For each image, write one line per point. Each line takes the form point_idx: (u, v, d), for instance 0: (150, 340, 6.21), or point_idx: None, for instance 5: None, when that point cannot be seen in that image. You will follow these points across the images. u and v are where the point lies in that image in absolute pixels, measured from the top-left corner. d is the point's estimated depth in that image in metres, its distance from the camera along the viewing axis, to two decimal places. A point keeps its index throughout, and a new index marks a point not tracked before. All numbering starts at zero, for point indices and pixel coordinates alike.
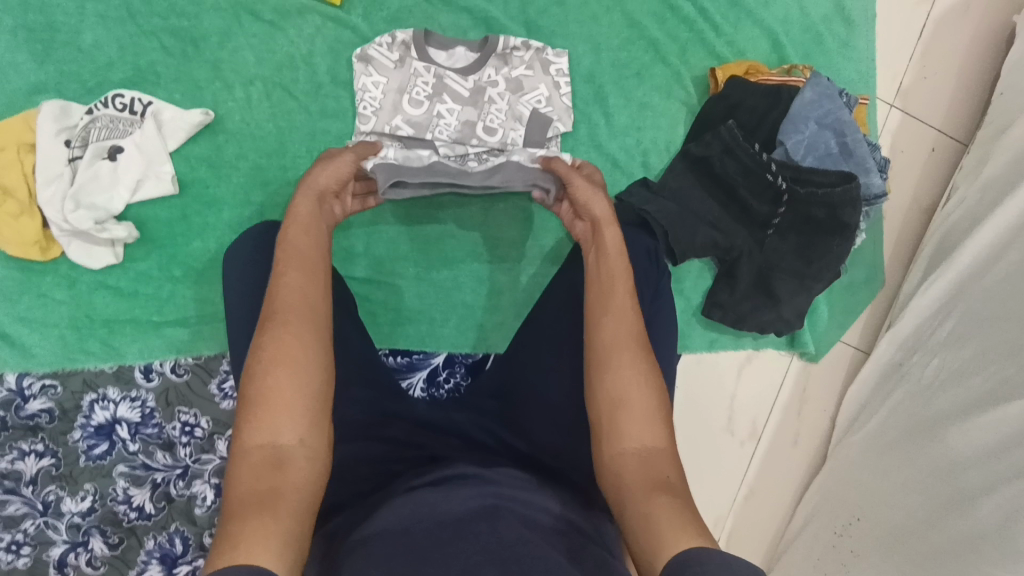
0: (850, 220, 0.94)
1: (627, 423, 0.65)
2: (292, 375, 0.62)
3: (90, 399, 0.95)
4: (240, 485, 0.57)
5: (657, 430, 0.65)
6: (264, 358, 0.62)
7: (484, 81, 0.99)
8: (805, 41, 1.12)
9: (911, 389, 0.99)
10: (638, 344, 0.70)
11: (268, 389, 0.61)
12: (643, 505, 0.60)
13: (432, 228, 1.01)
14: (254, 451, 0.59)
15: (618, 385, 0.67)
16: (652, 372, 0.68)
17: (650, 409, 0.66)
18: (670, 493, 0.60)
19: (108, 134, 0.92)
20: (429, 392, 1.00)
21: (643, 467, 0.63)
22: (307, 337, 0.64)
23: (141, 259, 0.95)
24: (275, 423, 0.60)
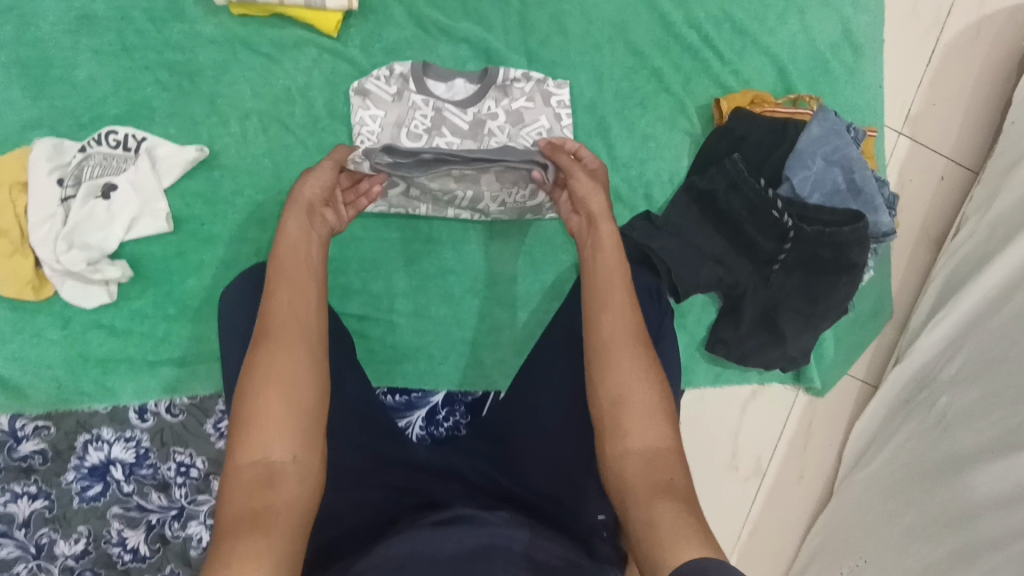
0: (858, 259, 0.92)
1: (629, 421, 0.63)
2: (282, 385, 0.60)
3: (84, 439, 0.93)
4: (232, 504, 0.55)
5: (660, 427, 0.63)
6: (254, 372, 0.60)
7: (484, 114, 0.97)
8: (811, 68, 1.08)
9: (918, 428, 0.97)
10: (635, 337, 0.67)
11: (259, 406, 0.59)
12: (646, 509, 0.57)
13: (432, 264, 1.00)
14: (246, 469, 0.57)
15: (617, 381, 0.65)
16: (652, 366, 0.66)
17: (652, 406, 0.63)
18: (672, 496, 0.58)
19: (101, 171, 0.91)
20: (428, 431, 0.99)
21: (646, 467, 0.60)
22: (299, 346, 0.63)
23: (136, 297, 0.94)
24: (267, 441, 0.58)
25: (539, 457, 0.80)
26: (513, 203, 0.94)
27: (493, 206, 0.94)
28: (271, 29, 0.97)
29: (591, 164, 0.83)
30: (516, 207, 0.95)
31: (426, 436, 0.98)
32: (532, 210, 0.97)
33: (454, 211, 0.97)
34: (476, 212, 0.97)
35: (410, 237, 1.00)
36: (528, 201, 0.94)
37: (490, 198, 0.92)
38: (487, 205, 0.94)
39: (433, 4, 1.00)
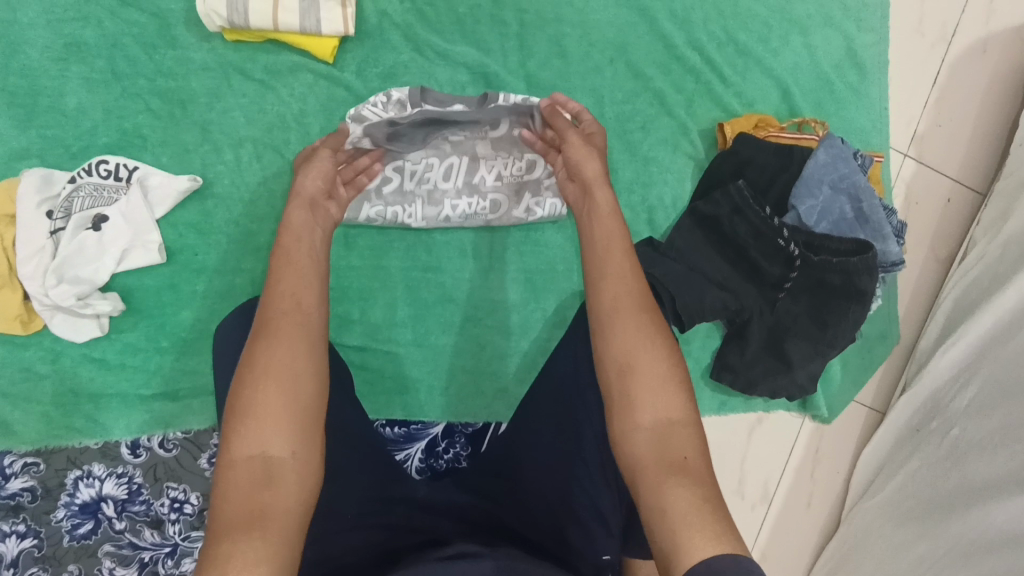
0: (867, 287, 0.90)
1: (640, 394, 0.59)
2: (279, 369, 0.58)
3: (74, 476, 0.91)
4: (228, 502, 0.52)
5: (673, 399, 0.59)
6: (252, 362, 0.58)
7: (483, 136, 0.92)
8: (816, 89, 1.05)
9: (929, 459, 0.94)
10: (642, 307, 0.64)
11: (256, 398, 0.56)
12: (660, 489, 0.54)
13: (431, 292, 0.98)
14: (242, 465, 0.54)
15: (625, 351, 0.62)
16: (663, 336, 0.63)
17: (665, 379, 0.60)
18: (690, 479, 0.54)
19: (91, 203, 0.89)
20: (428, 463, 0.98)
21: (660, 444, 0.57)
22: (297, 333, 0.61)
23: (128, 329, 0.92)
24: (264, 434, 0.55)
25: (543, 492, 0.78)
26: (509, 177, 0.95)
27: (489, 180, 0.95)
28: (265, 55, 0.95)
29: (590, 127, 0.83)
30: (512, 182, 0.95)
31: (425, 468, 0.98)
32: (529, 189, 0.95)
33: (451, 202, 0.95)
34: (472, 196, 0.95)
35: (408, 265, 0.98)
36: (523, 172, 0.94)
37: (486, 168, 0.94)
38: (483, 179, 0.95)
39: (429, 27, 0.98)
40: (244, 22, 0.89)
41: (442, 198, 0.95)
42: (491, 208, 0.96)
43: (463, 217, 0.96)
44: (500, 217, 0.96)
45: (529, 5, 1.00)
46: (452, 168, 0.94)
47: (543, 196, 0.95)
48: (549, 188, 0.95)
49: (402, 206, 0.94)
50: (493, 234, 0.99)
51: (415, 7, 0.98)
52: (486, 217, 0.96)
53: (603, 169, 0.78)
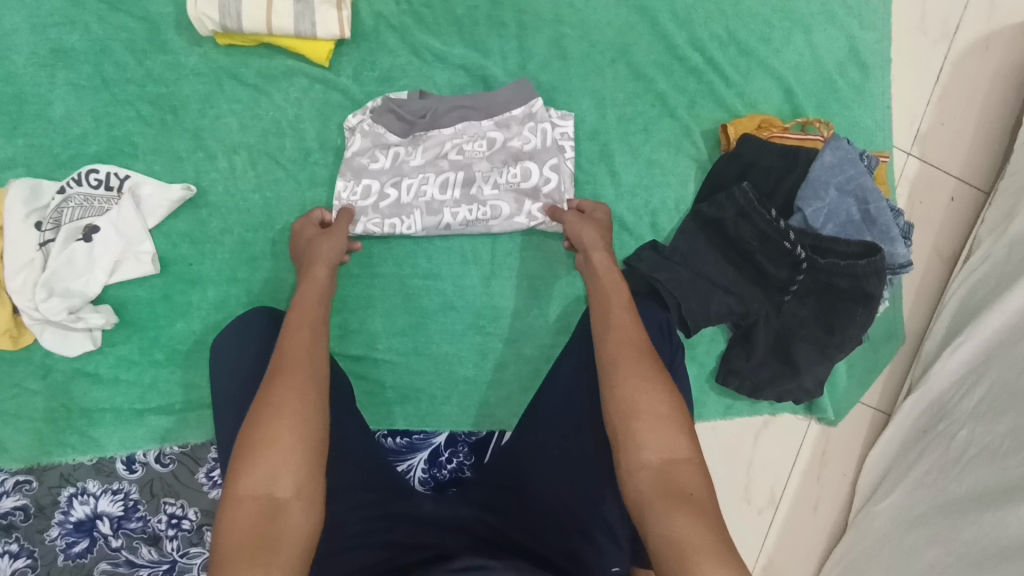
0: (876, 290, 0.88)
1: (642, 432, 0.63)
2: (286, 410, 0.60)
3: (68, 494, 0.89)
4: (232, 538, 0.53)
5: (675, 436, 0.63)
6: (263, 403, 0.60)
7: (479, 147, 0.94)
8: (818, 89, 1.04)
9: (939, 463, 0.93)
10: (642, 354, 0.69)
11: (265, 436, 0.58)
12: (663, 519, 0.57)
13: (431, 299, 0.96)
14: (248, 502, 0.55)
15: (626, 394, 0.65)
16: (663, 378, 0.67)
17: (667, 417, 0.64)
18: (694, 511, 0.57)
19: (82, 214, 0.87)
20: (430, 474, 0.96)
21: (663, 478, 0.60)
22: (302, 377, 0.63)
23: (121, 343, 0.90)
24: (271, 473, 0.56)
25: (549, 503, 0.77)
26: (505, 184, 0.93)
27: (486, 189, 0.93)
28: (258, 59, 0.93)
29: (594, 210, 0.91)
30: (510, 189, 0.93)
31: (429, 479, 0.96)
32: (530, 196, 0.93)
33: (450, 210, 0.93)
34: (472, 204, 0.93)
35: (407, 272, 0.96)
36: (519, 178, 0.93)
37: (483, 176, 0.93)
38: (480, 189, 0.93)
39: (426, 29, 0.96)
40: (237, 25, 0.87)
41: (441, 206, 0.93)
42: (490, 214, 0.93)
43: (463, 224, 0.94)
44: (500, 223, 0.94)
45: (528, 6, 0.98)
46: (449, 183, 0.93)
47: (542, 202, 0.93)
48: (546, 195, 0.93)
49: (399, 218, 0.92)
50: (494, 239, 0.97)
51: (411, 9, 0.96)
52: (487, 223, 0.94)
53: (601, 236, 0.86)
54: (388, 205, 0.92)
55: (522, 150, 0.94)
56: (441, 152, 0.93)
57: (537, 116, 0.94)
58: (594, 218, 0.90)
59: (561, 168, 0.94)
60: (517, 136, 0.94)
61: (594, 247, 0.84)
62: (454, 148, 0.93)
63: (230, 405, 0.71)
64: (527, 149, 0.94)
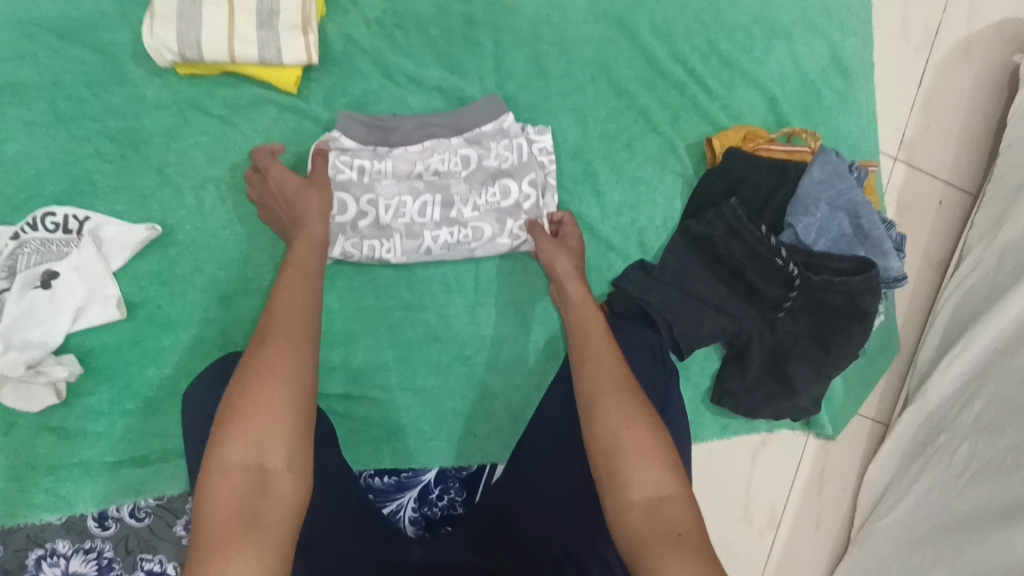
0: (871, 306, 0.87)
1: (628, 470, 0.61)
2: (279, 376, 0.58)
3: (36, 555, 0.84)
4: (219, 512, 0.51)
5: (662, 473, 0.61)
6: (253, 365, 0.58)
7: (451, 165, 0.89)
8: (803, 98, 1.02)
9: (938, 479, 0.92)
10: (622, 387, 0.66)
11: (256, 401, 0.56)
12: (655, 557, 0.54)
13: (415, 331, 0.93)
14: (237, 471, 0.53)
15: (611, 431, 0.63)
16: (644, 412, 0.64)
17: (653, 450, 0.62)
18: (686, 550, 0.54)
19: (39, 259, 0.82)
20: (421, 513, 0.92)
21: (652, 517, 0.58)
22: (292, 342, 0.61)
23: (88, 393, 0.85)
24: (261, 443, 0.55)
25: (541, 530, 0.74)
26: (487, 205, 0.90)
27: (466, 211, 0.89)
28: (224, 89, 0.88)
29: (570, 236, 0.89)
30: (491, 210, 0.90)
31: (419, 519, 0.92)
32: (511, 215, 0.90)
33: (431, 232, 0.89)
34: (453, 227, 0.89)
35: (388, 305, 0.92)
36: (500, 198, 0.90)
37: (463, 200, 0.89)
38: (460, 211, 0.89)
39: (399, 51, 0.93)
40: (199, 55, 0.83)
41: (421, 229, 0.89)
42: (473, 236, 0.90)
43: (445, 248, 0.90)
44: (483, 245, 0.90)
45: (504, 24, 0.95)
46: (426, 204, 0.89)
47: (524, 219, 0.90)
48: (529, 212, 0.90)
49: (380, 240, 0.88)
50: (478, 265, 0.94)
51: (383, 30, 0.92)
52: (469, 247, 0.90)
53: (575, 264, 0.84)
54: (366, 225, 0.88)
55: (501, 167, 0.90)
56: (413, 171, 0.89)
57: (510, 133, 0.90)
58: (566, 243, 0.88)
59: (543, 185, 0.92)
60: (493, 152, 0.90)
61: (568, 278, 0.82)
62: (427, 168, 0.89)
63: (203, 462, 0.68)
64: (505, 167, 0.90)
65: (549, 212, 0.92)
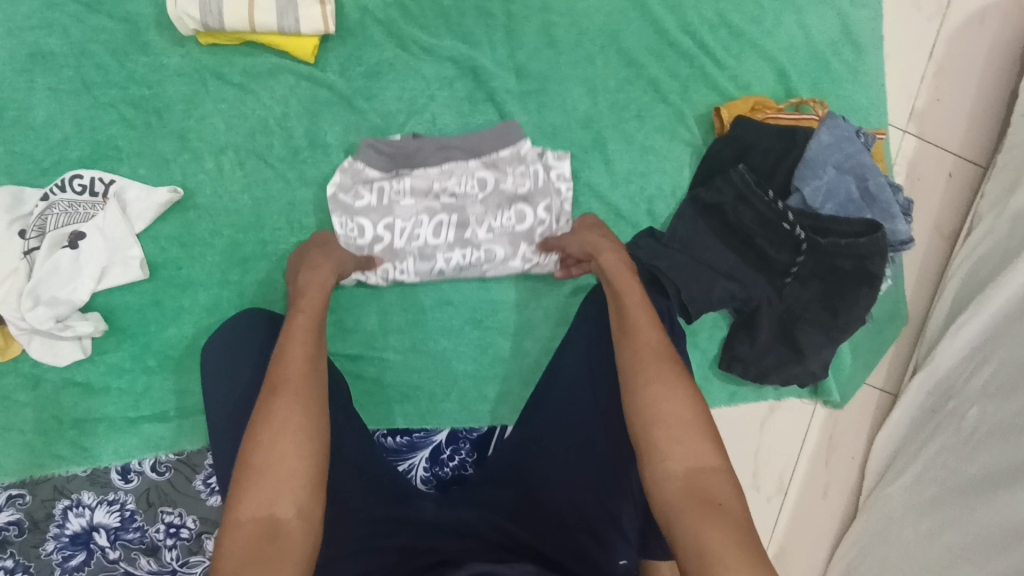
0: (879, 270, 0.87)
1: (666, 440, 0.60)
2: (289, 431, 0.59)
3: (62, 506, 0.87)
4: (234, 558, 0.53)
5: (702, 443, 0.60)
6: (261, 420, 0.59)
7: (470, 190, 0.91)
8: (812, 69, 1.03)
9: (949, 444, 0.92)
10: (662, 357, 0.66)
11: (266, 458, 0.57)
12: (696, 526, 0.55)
13: (427, 295, 0.95)
14: (250, 521, 0.55)
15: (647, 400, 0.63)
16: (687, 383, 0.64)
17: (697, 419, 0.62)
18: (726, 524, 0.54)
19: (67, 220, 0.85)
20: (432, 472, 0.94)
21: (691, 487, 0.58)
22: (297, 398, 0.61)
23: (111, 351, 0.88)
24: (274, 491, 0.56)
25: (551, 486, 0.76)
26: (501, 228, 0.92)
27: (480, 233, 0.91)
28: (242, 58, 0.91)
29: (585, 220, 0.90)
30: (505, 233, 0.92)
31: (431, 478, 0.94)
32: (525, 239, 0.92)
33: (444, 254, 0.91)
34: (466, 248, 0.91)
35: None
36: (515, 222, 0.91)
37: (478, 222, 0.91)
38: (474, 232, 0.91)
39: (412, 22, 0.95)
40: (220, 24, 0.86)
41: (434, 251, 0.91)
42: (486, 257, 0.92)
43: (457, 269, 0.92)
44: (495, 265, 0.92)
45: None
46: (441, 225, 0.91)
47: (537, 243, 0.92)
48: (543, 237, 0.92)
49: (393, 262, 0.91)
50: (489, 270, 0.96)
51: (397, 1, 0.94)
52: (481, 267, 0.92)
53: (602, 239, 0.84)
54: (387, 252, 0.90)
55: (518, 193, 0.92)
56: (432, 192, 0.91)
57: (527, 159, 0.93)
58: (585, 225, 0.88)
59: (558, 212, 0.93)
60: (512, 181, 0.92)
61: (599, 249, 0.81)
62: (444, 189, 0.91)
63: (230, 413, 0.72)
64: (522, 192, 0.92)
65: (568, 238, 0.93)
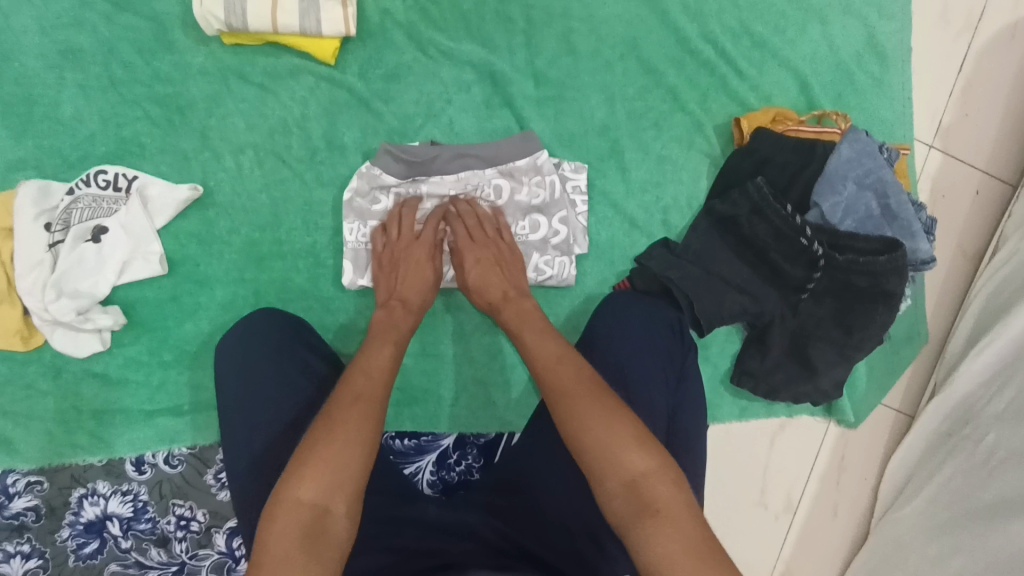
0: (896, 288, 0.85)
1: (597, 460, 0.61)
2: (359, 438, 0.61)
3: (78, 494, 0.89)
4: (284, 539, 0.55)
5: (631, 452, 0.60)
6: (335, 416, 0.63)
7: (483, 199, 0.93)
8: (836, 81, 1.01)
9: (963, 468, 0.90)
10: (575, 383, 0.67)
11: (331, 453, 0.60)
12: (650, 543, 0.55)
13: (439, 299, 0.95)
14: (305, 509, 0.57)
15: (571, 427, 0.64)
16: (606, 401, 0.64)
17: (620, 430, 0.62)
18: (672, 532, 0.55)
19: (90, 215, 0.87)
20: (439, 476, 0.95)
21: (638, 502, 0.58)
22: (372, 406, 0.65)
23: (130, 344, 0.90)
24: (332, 487, 0.58)
25: (555, 494, 0.76)
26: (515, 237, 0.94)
27: None
28: (265, 58, 0.92)
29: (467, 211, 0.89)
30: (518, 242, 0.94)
31: (437, 482, 0.94)
32: (537, 248, 0.94)
33: None
34: None
35: None
36: (529, 232, 0.93)
37: None
38: None
39: (433, 26, 0.95)
40: (243, 25, 0.87)
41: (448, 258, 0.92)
42: None
43: None
44: None
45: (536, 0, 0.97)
46: None
47: (550, 253, 0.94)
48: (555, 248, 0.94)
49: None
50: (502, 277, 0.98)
51: (418, 5, 0.95)
52: None
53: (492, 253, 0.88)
54: None
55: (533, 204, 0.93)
56: (447, 200, 0.92)
57: (543, 169, 0.92)
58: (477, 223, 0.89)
59: (573, 224, 0.95)
60: (528, 192, 0.93)
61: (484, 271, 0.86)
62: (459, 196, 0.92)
63: (240, 405, 0.73)
64: (537, 203, 0.93)
65: (579, 249, 0.95)
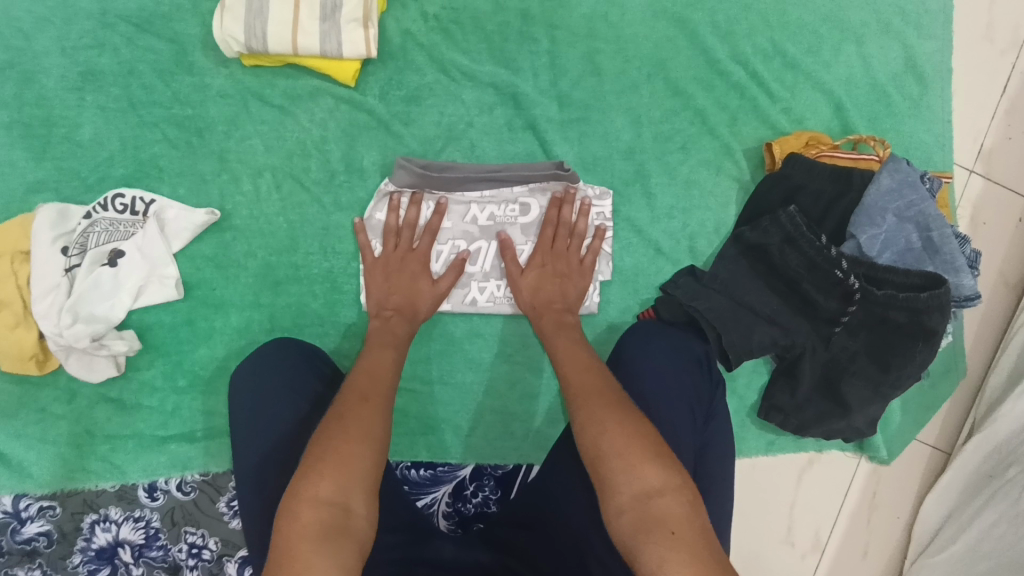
0: (938, 326, 0.80)
1: (611, 471, 0.59)
2: (364, 437, 0.61)
3: (90, 520, 0.88)
4: (305, 532, 0.54)
5: (646, 467, 0.59)
6: (349, 417, 0.63)
7: (506, 220, 0.90)
8: (872, 104, 0.97)
9: (1010, 515, 0.85)
10: (597, 393, 0.66)
11: (345, 451, 0.60)
12: (653, 556, 0.53)
13: (457, 326, 0.93)
14: (325, 506, 0.56)
15: (588, 436, 0.63)
16: (625, 412, 0.63)
17: (638, 441, 0.60)
18: (682, 550, 0.53)
19: (108, 238, 0.86)
20: (455, 508, 0.93)
21: (643, 513, 0.56)
22: (382, 410, 0.66)
23: (144, 368, 0.89)
24: (347, 486, 0.58)
25: (568, 536, 0.72)
26: None
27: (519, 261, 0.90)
28: (285, 80, 0.91)
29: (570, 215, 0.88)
30: None
31: (453, 514, 0.92)
32: None
33: (478, 283, 0.90)
34: (500, 280, 0.90)
35: None
36: None
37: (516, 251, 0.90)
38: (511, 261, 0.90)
39: (455, 46, 0.93)
40: (263, 47, 0.86)
41: (469, 279, 0.90)
42: None
43: (491, 299, 0.91)
44: None
45: (560, 20, 0.94)
46: (480, 251, 0.90)
47: None
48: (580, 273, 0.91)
49: None
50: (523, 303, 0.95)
51: (440, 25, 0.93)
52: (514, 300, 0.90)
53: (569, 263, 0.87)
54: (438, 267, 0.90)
55: None
56: (470, 217, 0.90)
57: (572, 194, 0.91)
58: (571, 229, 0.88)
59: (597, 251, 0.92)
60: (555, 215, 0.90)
61: (550, 279, 0.86)
62: (484, 213, 0.90)
63: (250, 428, 0.70)
64: None
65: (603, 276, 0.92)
